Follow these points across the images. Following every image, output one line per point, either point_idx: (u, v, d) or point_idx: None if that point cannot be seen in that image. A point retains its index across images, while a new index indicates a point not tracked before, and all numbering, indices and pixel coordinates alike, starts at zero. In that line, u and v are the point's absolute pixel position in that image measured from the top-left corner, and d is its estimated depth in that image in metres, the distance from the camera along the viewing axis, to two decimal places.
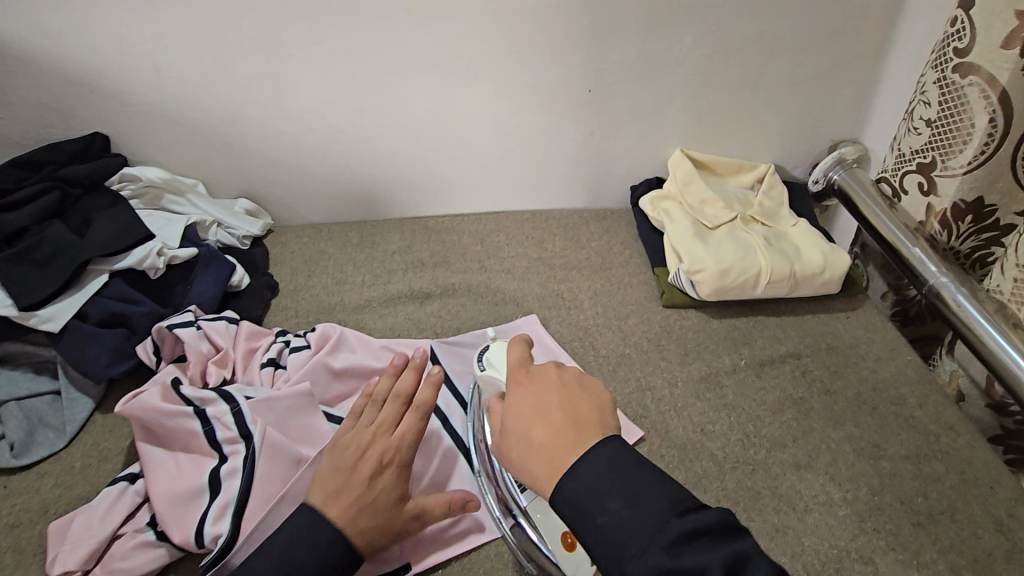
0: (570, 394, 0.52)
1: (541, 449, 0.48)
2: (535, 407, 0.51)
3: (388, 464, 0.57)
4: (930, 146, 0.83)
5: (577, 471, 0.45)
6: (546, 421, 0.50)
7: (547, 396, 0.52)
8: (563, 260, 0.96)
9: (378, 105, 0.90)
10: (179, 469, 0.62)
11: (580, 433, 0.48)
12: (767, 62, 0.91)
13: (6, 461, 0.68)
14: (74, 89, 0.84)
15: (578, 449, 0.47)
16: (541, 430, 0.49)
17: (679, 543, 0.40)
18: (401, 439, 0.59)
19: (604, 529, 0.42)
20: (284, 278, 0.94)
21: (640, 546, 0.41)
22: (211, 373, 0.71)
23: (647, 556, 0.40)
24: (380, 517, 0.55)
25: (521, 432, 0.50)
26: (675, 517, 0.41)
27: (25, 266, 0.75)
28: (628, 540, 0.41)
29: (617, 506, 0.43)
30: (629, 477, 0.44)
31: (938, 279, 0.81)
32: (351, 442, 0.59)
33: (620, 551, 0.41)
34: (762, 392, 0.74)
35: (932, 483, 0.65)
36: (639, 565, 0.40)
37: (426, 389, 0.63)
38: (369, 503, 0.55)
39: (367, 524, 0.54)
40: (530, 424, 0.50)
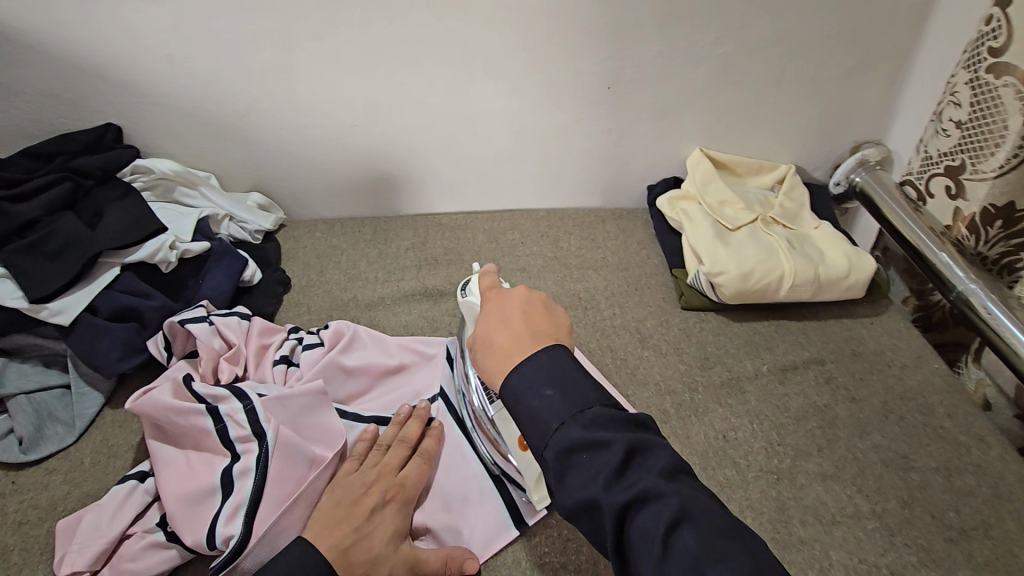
0: (533, 308, 0.53)
1: (494, 349, 0.50)
2: (497, 312, 0.52)
3: (391, 501, 0.58)
4: (959, 149, 0.81)
5: (524, 366, 0.46)
6: (506, 327, 0.51)
7: (509, 305, 0.53)
8: (579, 259, 0.94)
9: (394, 100, 0.88)
10: (190, 468, 0.60)
11: (532, 337, 0.49)
12: (790, 61, 0.89)
13: (14, 456, 0.67)
14: (87, 79, 0.83)
15: (526, 352, 0.48)
16: (496, 333, 0.50)
17: (595, 422, 0.43)
18: (405, 477, 0.61)
19: (535, 411, 0.45)
20: (296, 274, 0.93)
21: (562, 422, 0.43)
22: (223, 369, 0.70)
23: (565, 429, 0.43)
24: (374, 553, 0.54)
25: (481, 335, 0.51)
26: (597, 407, 0.44)
27: (35, 258, 0.73)
28: (554, 421, 0.44)
29: (550, 393, 0.45)
30: (572, 377, 0.46)
31: (967, 285, 0.78)
32: (358, 475, 0.61)
33: (545, 429, 0.44)
34: (785, 398, 0.72)
35: (963, 497, 0.63)
36: (557, 436, 0.43)
37: (430, 437, 0.65)
38: (366, 536, 0.55)
39: (361, 559, 0.53)
40: (488, 328, 0.52)
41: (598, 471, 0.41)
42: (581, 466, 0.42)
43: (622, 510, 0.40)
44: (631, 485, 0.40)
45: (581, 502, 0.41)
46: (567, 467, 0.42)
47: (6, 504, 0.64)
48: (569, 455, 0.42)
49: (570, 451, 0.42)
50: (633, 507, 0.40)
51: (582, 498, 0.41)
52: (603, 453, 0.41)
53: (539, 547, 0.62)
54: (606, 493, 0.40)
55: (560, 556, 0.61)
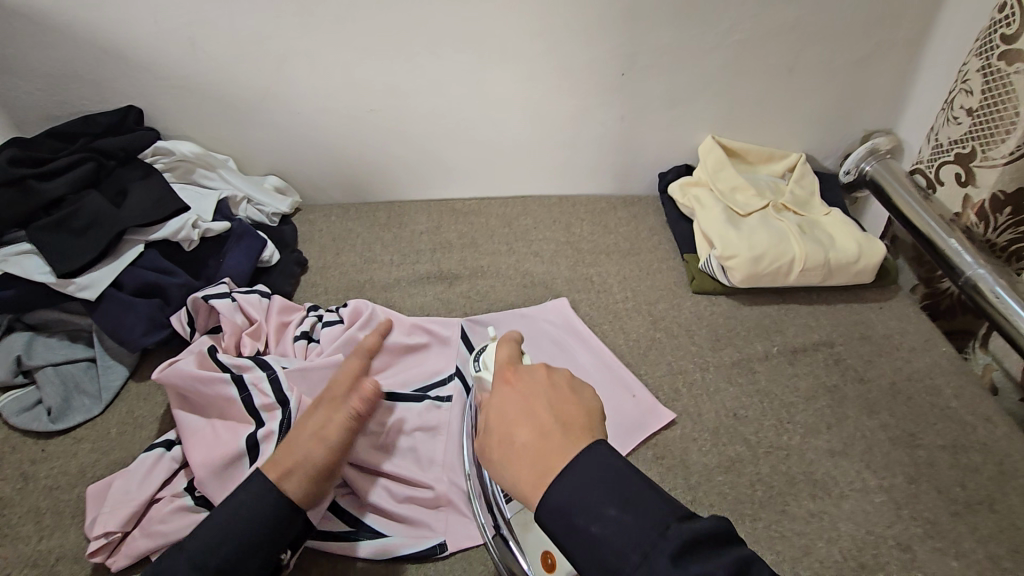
0: (558, 397, 0.48)
1: (524, 453, 0.44)
2: (521, 405, 0.47)
3: (318, 406, 0.60)
4: (970, 136, 0.82)
5: (568, 477, 0.42)
6: (531, 421, 0.46)
7: (533, 395, 0.48)
8: (591, 244, 0.95)
9: (410, 85, 0.89)
10: (216, 435, 0.62)
11: (565, 431, 0.45)
12: (804, 48, 0.90)
13: (44, 425, 0.69)
14: (111, 62, 0.85)
15: (563, 456, 0.43)
16: (520, 430, 0.46)
17: (682, 551, 0.38)
18: (336, 385, 0.62)
19: (601, 540, 0.40)
20: (313, 256, 0.95)
21: (640, 554, 0.38)
22: (246, 345, 0.72)
23: (645, 563, 0.38)
24: (298, 452, 0.56)
25: (504, 435, 0.46)
26: (676, 525, 0.39)
27: (62, 235, 0.75)
28: (629, 551, 0.39)
29: (613, 514, 0.40)
30: (626, 488, 0.41)
31: (975, 270, 0.80)
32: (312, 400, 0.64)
33: (617, 562, 0.39)
34: (795, 378, 0.74)
35: (969, 474, 0.65)
36: (638, 574, 0.38)
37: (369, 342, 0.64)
38: (292, 437, 0.57)
39: (284, 459, 0.55)
40: (511, 423, 0.47)
41: None
42: None
43: None
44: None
45: None
46: None
47: (37, 470, 0.66)
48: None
49: None
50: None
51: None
52: None
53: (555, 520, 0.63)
54: None
55: None
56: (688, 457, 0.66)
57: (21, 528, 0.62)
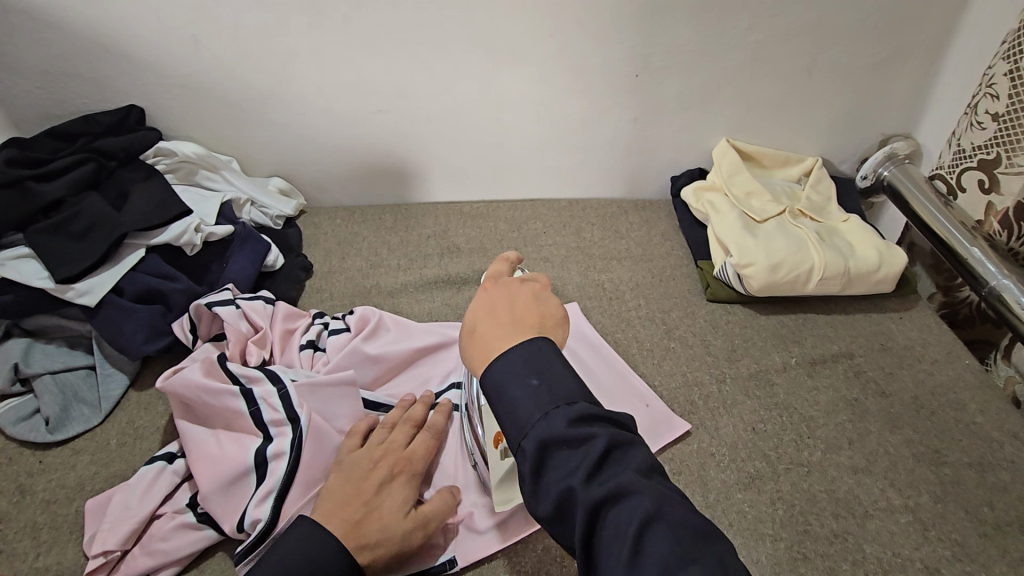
0: (520, 298, 0.50)
1: (478, 336, 0.47)
2: (486, 300, 0.50)
3: (398, 475, 0.57)
4: (995, 142, 0.80)
5: (506, 355, 0.44)
6: (492, 315, 0.48)
7: (500, 295, 0.50)
8: (602, 250, 0.93)
9: (419, 85, 0.87)
10: (220, 447, 0.60)
11: (518, 326, 0.47)
12: (823, 49, 0.87)
13: (41, 436, 0.67)
14: (112, 59, 0.82)
15: (509, 340, 0.46)
16: (480, 321, 0.48)
17: (580, 416, 0.40)
18: (413, 451, 0.59)
19: (518, 403, 0.42)
20: (318, 259, 0.93)
21: (544, 414, 0.41)
22: (252, 353, 0.70)
23: (547, 420, 0.41)
24: (387, 525, 0.53)
25: (468, 324, 0.49)
26: (583, 402, 0.42)
27: (61, 239, 0.73)
28: (534, 411, 0.41)
29: (534, 383, 0.42)
30: (552, 368, 0.43)
31: (999, 280, 0.77)
32: (365, 449, 0.59)
33: (526, 420, 0.41)
34: (814, 391, 0.72)
35: (997, 493, 0.63)
36: (538, 427, 0.40)
37: (438, 412, 0.64)
38: (374, 510, 0.54)
39: (372, 531, 0.52)
40: (475, 316, 0.49)
41: (579, 464, 0.39)
42: (560, 460, 0.40)
43: (598, 506, 0.38)
44: (608, 481, 0.38)
45: (559, 499, 0.39)
46: (545, 459, 0.40)
47: (35, 483, 0.64)
48: (549, 449, 0.40)
49: (550, 444, 0.40)
50: (606, 505, 0.38)
51: (558, 490, 0.39)
52: (584, 448, 0.39)
53: None
54: (584, 487, 0.38)
55: None
56: (706, 473, 0.64)
57: (18, 544, 0.60)
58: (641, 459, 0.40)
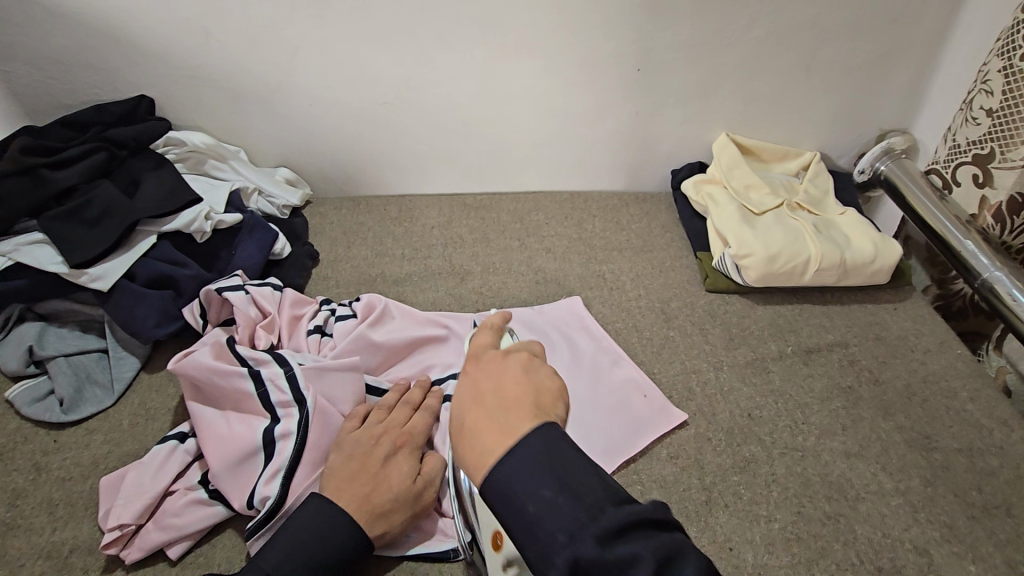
0: (506, 379, 0.50)
1: (469, 436, 0.46)
2: (471, 390, 0.50)
3: (402, 448, 0.59)
4: (989, 137, 0.82)
5: (502, 458, 0.43)
6: (479, 405, 0.48)
7: (485, 381, 0.50)
8: (603, 241, 0.95)
9: (424, 78, 0.89)
10: (229, 428, 0.62)
11: (507, 414, 0.46)
12: (822, 45, 0.89)
13: (56, 416, 0.69)
14: (124, 50, 0.84)
15: (506, 429, 0.45)
16: (468, 415, 0.47)
17: (610, 534, 0.36)
18: (413, 427, 0.62)
19: (533, 516, 0.39)
20: (324, 249, 0.94)
21: (568, 535, 0.38)
22: (260, 337, 0.71)
23: (573, 543, 0.37)
24: (396, 494, 0.56)
25: (457, 420, 0.48)
26: (611, 509, 0.38)
27: (74, 225, 0.75)
28: (556, 532, 0.38)
29: (548, 493, 0.39)
30: (564, 466, 0.41)
31: (991, 272, 0.79)
32: (365, 428, 0.61)
33: (549, 541, 0.38)
34: (809, 379, 0.74)
35: (985, 477, 0.64)
36: (565, 553, 0.37)
37: (431, 394, 0.66)
38: (382, 482, 0.56)
39: (382, 501, 0.55)
40: (462, 410, 0.49)
41: None
42: None
43: None
44: None
45: None
46: None
47: (50, 461, 0.66)
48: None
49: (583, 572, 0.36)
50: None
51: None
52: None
53: None
54: None
55: None
56: (703, 457, 0.66)
57: (35, 519, 0.61)
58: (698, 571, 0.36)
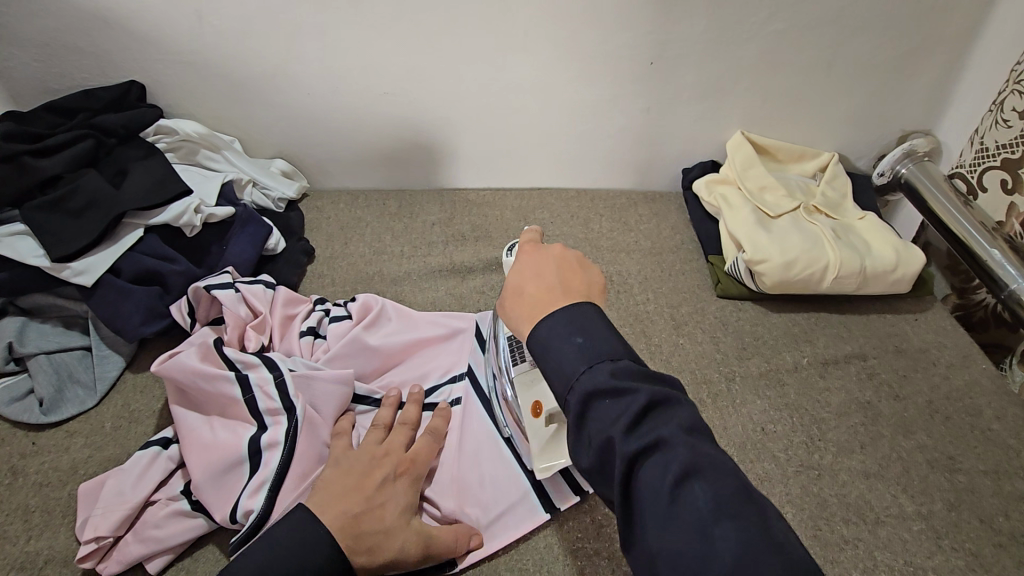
0: (568, 262, 0.48)
1: (525, 303, 0.45)
2: (531, 264, 0.48)
3: (402, 475, 0.56)
4: (1021, 140, 0.79)
5: (552, 318, 0.43)
6: (538, 279, 0.46)
7: (546, 255, 0.48)
8: (611, 242, 0.91)
9: (428, 67, 0.85)
10: (214, 435, 0.58)
11: (563, 290, 0.45)
12: (846, 41, 0.84)
13: (35, 417, 0.66)
14: (113, 33, 0.80)
15: (557, 301, 0.44)
16: (527, 283, 0.46)
17: (623, 371, 0.40)
18: (416, 452, 0.58)
19: (564, 360, 0.41)
20: (320, 244, 0.91)
21: (586, 368, 0.40)
22: (250, 339, 0.68)
23: (591, 373, 0.40)
24: (387, 523, 0.52)
25: (513, 285, 0.47)
26: (626, 360, 0.41)
27: (58, 216, 0.71)
28: (578, 364, 0.40)
29: (580, 341, 0.41)
30: (598, 328, 0.42)
31: (1020, 283, 0.75)
32: (361, 447, 0.57)
33: (572, 376, 0.40)
34: (826, 393, 0.70)
35: (1013, 502, 0.61)
36: (582, 382, 0.40)
37: (437, 416, 0.62)
38: (376, 507, 0.52)
39: (371, 529, 0.51)
40: (519, 280, 0.47)
41: (621, 414, 0.38)
42: (603, 411, 0.39)
43: (633, 459, 0.37)
44: (649, 434, 0.37)
45: (598, 451, 0.38)
46: (587, 411, 0.39)
47: (27, 465, 0.63)
48: (591, 400, 0.39)
49: (594, 397, 0.39)
50: (643, 457, 0.37)
51: (598, 441, 0.38)
52: (626, 400, 0.38)
53: (570, 533, 0.60)
54: (623, 438, 0.37)
55: (592, 542, 0.60)
56: None
57: (9, 526, 0.58)
58: (687, 415, 0.39)
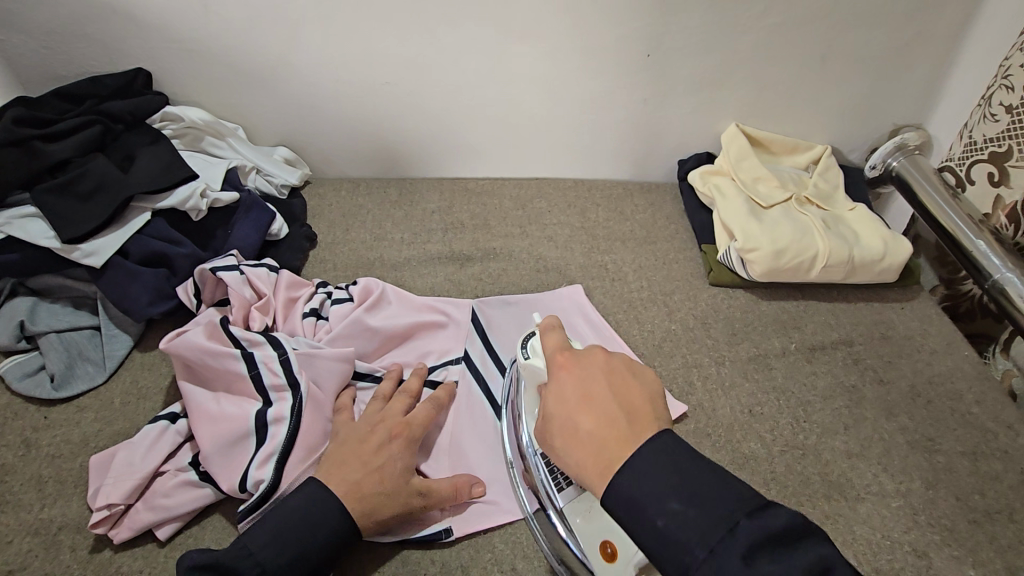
0: (616, 377, 0.46)
1: (588, 442, 0.42)
2: (579, 392, 0.45)
3: (396, 437, 0.58)
4: (1007, 134, 0.81)
5: (632, 464, 0.40)
6: (593, 409, 0.44)
7: (589, 375, 0.46)
8: (607, 231, 0.93)
9: (427, 58, 0.86)
10: (221, 408, 0.61)
11: (627, 420, 0.42)
12: (839, 36, 0.86)
13: (46, 393, 0.68)
14: (120, 21, 0.81)
15: (630, 441, 0.41)
16: (582, 419, 0.44)
17: (753, 548, 0.35)
18: (412, 417, 0.60)
19: (655, 519, 0.38)
20: (322, 231, 0.93)
21: (703, 549, 0.36)
22: (255, 319, 0.70)
23: (715, 559, 0.35)
24: (387, 486, 0.55)
25: (567, 422, 0.44)
26: (745, 520, 0.36)
27: (67, 199, 0.73)
28: (694, 545, 0.36)
29: (677, 506, 0.38)
30: (686, 471, 0.39)
31: (1003, 273, 0.77)
32: (363, 418, 0.60)
33: (685, 555, 0.36)
34: (813, 377, 0.72)
35: (989, 482, 0.63)
36: (706, 571, 0.35)
37: (442, 389, 0.65)
38: (375, 471, 0.55)
39: (372, 492, 0.54)
40: (570, 410, 0.45)
41: None
42: None
43: None
44: None
45: None
46: None
47: (39, 438, 0.65)
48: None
49: None
50: None
51: None
52: None
53: None
54: None
55: None
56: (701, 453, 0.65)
57: (23, 495, 0.61)
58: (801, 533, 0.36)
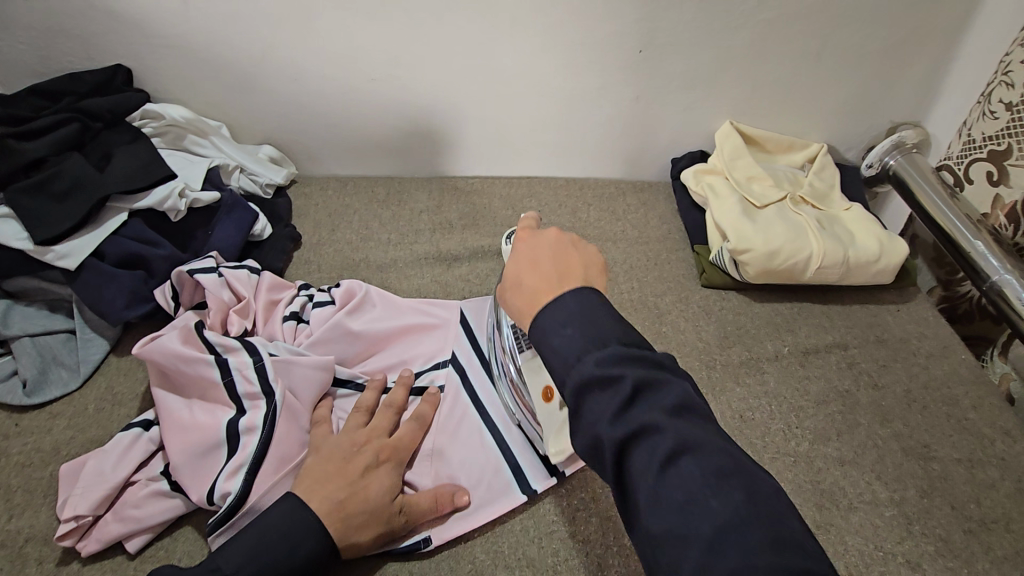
0: (564, 246, 0.49)
1: (527, 293, 0.46)
2: (529, 254, 0.49)
3: (385, 460, 0.57)
4: (1006, 132, 0.79)
5: (555, 305, 0.44)
6: (538, 268, 0.47)
7: (539, 243, 0.50)
8: (598, 231, 0.91)
9: (415, 55, 0.84)
10: (194, 417, 0.59)
11: (563, 277, 0.46)
12: (835, 32, 0.84)
13: (18, 399, 0.66)
14: (97, 16, 0.79)
15: (555, 291, 0.45)
16: (525, 275, 0.47)
17: (612, 359, 0.40)
18: (399, 438, 0.59)
19: (559, 346, 0.42)
20: (307, 231, 0.91)
21: (578, 358, 0.41)
22: (233, 323, 0.68)
23: (580, 365, 0.40)
24: (372, 506, 0.53)
25: (512, 277, 0.48)
26: (616, 344, 0.41)
27: (41, 199, 0.71)
28: (570, 356, 0.41)
29: (572, 333, 0.42)
30: (600, 320, 0.42)
31: (1001, 275, 0.74)
32: (348, 431, 0.58)
33: (563, 367, 0.41)
34: (806, 381, 0.71)
35: (985, 490, 0.62)
36: (573, 373, 0.40)
37: (426, 402, 0.63)
38: (361, 490, 0.53)
39: (356, 512, 0.52)
40: (517, 269, 0.48)
41: (608, 406, 0.39)
42: (593, 402, 0.39)
43: (622, 446, 0.38)
44: (634, 419, 0.38)
45: (589, 444, 0.39)
46: (578, 403, 0.40)
47: (10, 445, 0.64)
48: (583, 393, 0.40)
49: (584, 389, 0.40)
50: (632, 443, 0.38)
51: (588, 435, 0.39)
52: (613, 390, 0.39)
53: (546, 517, 0.61)
54: (609, 427, 0.38)
55: (568, 525, 0.60)
56: None
57: None
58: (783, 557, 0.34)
